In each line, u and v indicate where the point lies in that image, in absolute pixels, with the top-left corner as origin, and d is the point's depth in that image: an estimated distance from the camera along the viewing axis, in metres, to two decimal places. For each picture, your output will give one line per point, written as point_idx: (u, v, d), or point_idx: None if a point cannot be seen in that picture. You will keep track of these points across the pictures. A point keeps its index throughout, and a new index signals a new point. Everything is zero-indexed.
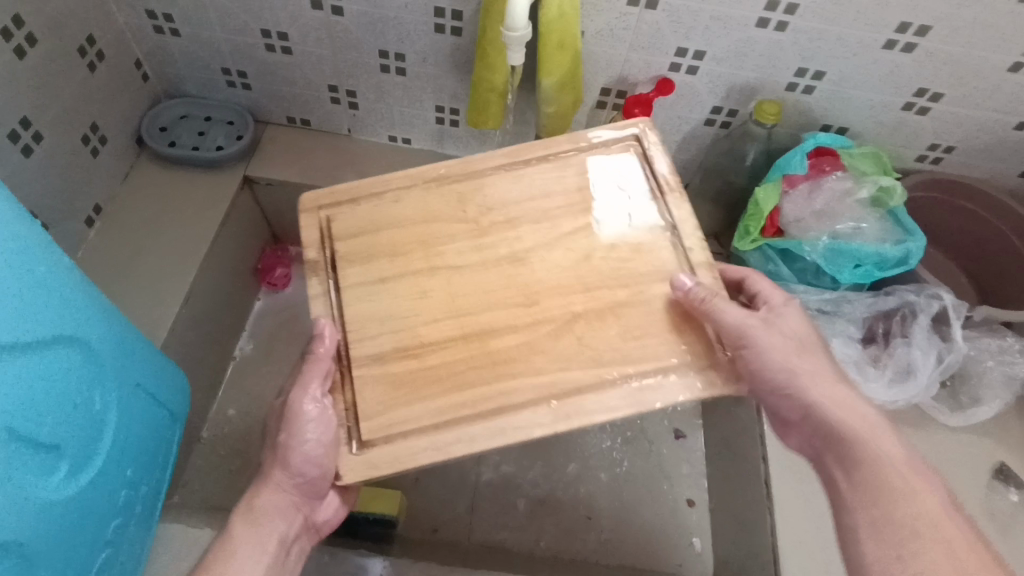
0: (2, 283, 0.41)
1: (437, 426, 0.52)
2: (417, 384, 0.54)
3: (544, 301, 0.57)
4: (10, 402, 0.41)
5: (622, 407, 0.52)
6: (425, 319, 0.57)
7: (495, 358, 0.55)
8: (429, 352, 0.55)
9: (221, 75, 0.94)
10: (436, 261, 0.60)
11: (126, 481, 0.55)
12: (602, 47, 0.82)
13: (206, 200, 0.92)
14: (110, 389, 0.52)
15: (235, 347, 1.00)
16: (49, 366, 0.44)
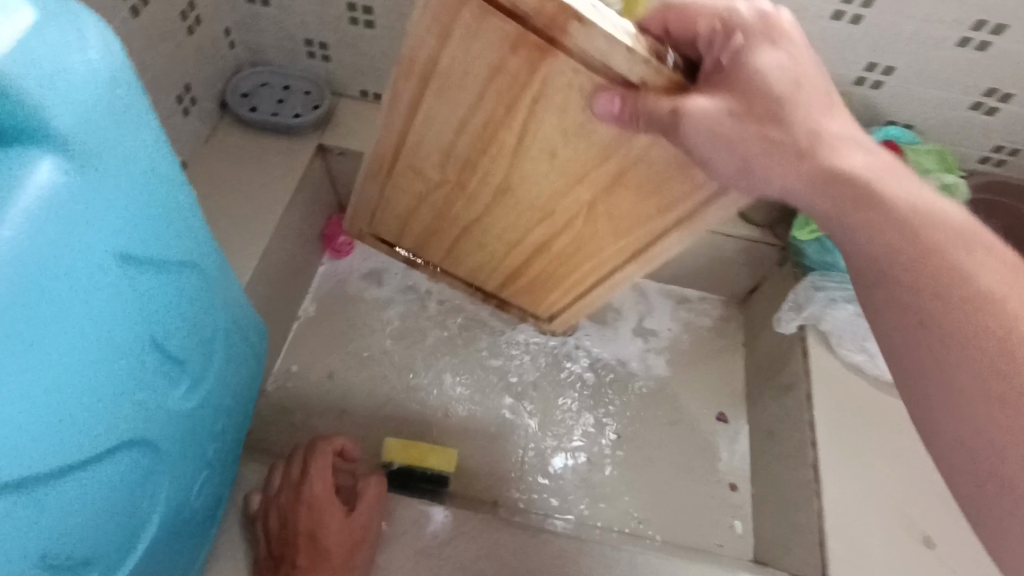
0: (152, 202, 0.44)
1: (580, 288, 0.85)
2: (536, 288, 0.91)
3: (560, 204, 0.68)
4: (150, 313, 0.45)
5: (686, 236, 0.68)
6: (500, 247, 0.83)
7: (566, 248, 0.77)
8: (528, 262, 0.84)
9: (303, 46, 0.98)
10: (466, 223, 0.79)
11: (222, 408, 0.59)
12: None
13: (283, 164, 0.96)
14: (212, 315, 0.55)
15: (299, 308, 1.04)
16: (174, 287, 0.48)
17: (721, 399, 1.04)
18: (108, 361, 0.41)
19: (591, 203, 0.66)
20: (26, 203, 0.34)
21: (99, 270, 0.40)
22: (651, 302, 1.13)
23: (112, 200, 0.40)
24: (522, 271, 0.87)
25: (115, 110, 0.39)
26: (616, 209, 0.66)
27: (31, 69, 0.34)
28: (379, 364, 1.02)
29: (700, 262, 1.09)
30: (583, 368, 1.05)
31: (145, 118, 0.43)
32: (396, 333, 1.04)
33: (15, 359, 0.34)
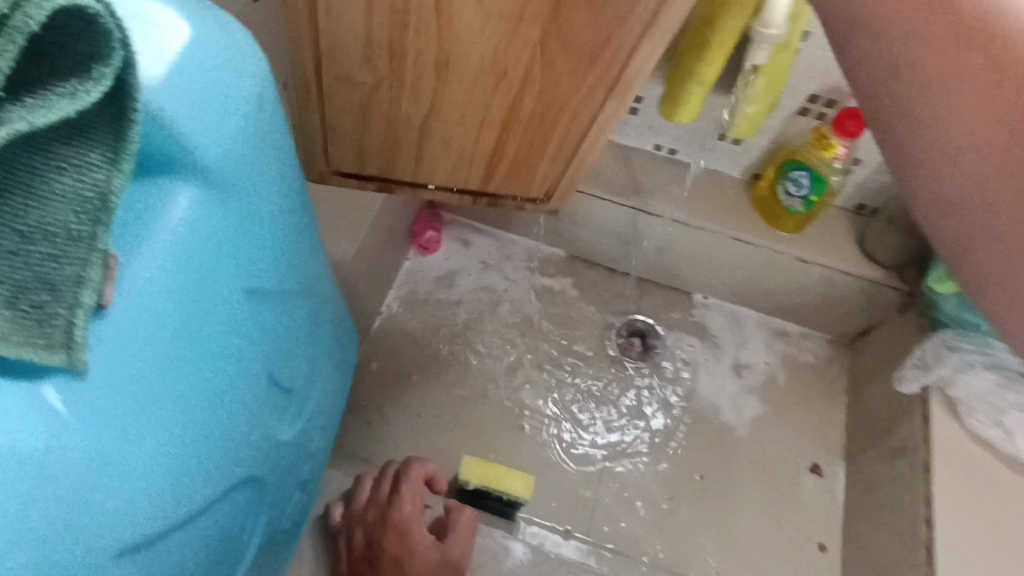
0: (282, 229, 0.41)
1: (564, 154, 0.66)
2: (523, 168, 0.67)
3: (507, 57, 0.54)
4: (270, 346, 0.42)
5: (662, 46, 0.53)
6: (454, 117, 0.61)
7: (541, 101, 0.58)
8: (496, 132, 0.62)
9: None
10: (415, 126, 0.62)
11: (318, 428, 0.57)
12: (825, 51, 0.76)
13: None
14: (321, 338, 0.53)
15: (383, 303, 1.02)
16: (293, 313, 0.45)
17: (815, 448, 0.97)
18: (229, 398, 0.38)
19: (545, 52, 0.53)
20: (162, 236, 0.32)
21: (229, 304, 0.37)
22: (747, 333, 1.06)
23: (247, 229, 0.37)
24: (495, 168, 0.67)
25: (259, 135, 0.36)
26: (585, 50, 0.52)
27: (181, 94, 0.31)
28: (459, 370, 0.99)
29: (810, 296, 1.00)
30: (657, 409, 0.99)
31: (285, 142, 0.39)
32: (477, 339, 1.01)
33: (140, 403, 0.32)
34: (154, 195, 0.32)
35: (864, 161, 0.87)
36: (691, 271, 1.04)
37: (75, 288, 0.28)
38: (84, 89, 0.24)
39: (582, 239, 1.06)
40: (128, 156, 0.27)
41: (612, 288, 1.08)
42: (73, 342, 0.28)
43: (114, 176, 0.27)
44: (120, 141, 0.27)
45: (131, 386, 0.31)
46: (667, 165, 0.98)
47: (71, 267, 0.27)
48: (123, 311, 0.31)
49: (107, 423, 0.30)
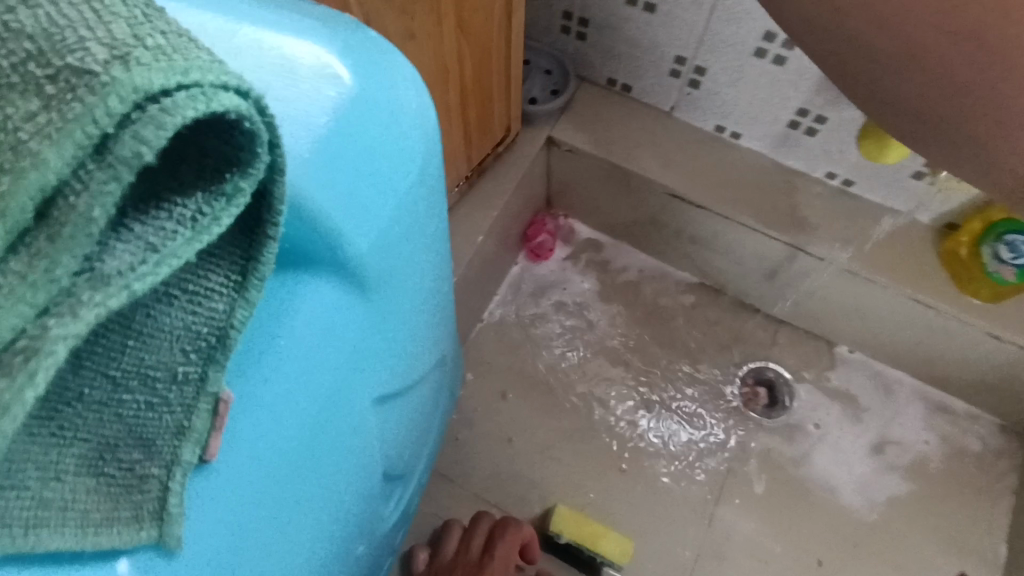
0: (419, 311, 0.34)
1: (506, 88, 0.68)
2: (491, 123, 0.70)
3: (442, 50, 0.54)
4: (393, 443, 0.36)
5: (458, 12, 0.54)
6: None
7: (476, 63, 0.60)
8: (470, 107, 0.63)
9: (560, 18, 0.83)
10: None
11: (421, 490, 0.51)
12: None
13: (508, 156, 0.83)
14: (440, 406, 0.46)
15: (486, 309, 0.94)
16: (423, 397, 0.39)
17: (965, 553, 0.82)
18: (344, 512, 0.33)
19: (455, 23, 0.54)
20: (289, 352, 0.26)
21: (357, 413, 0.31)
22: (897, 402, 0.90)
23: (384, 324, 0.31)
24: (472, 143, 0.69)
25: (409, 219, 0.29)
26: (469, 6, 0.54)
27: (328, 180, 0.24)
28: (558, 395, 0.90)
29: (990, 375, 0.83)
30: (760, 476, 0.86)
31: (437, 215, 0.32)
32: (582, 363, 0.92)
33: (244, 548, 0.27)
34: (284, 300, 0.26)
35: None
36: (842, 322, 0.89)
37: (174, 442, 0.23)
38: (207, 212, 0.21)
39: (716, 266, 0.93)
40: (253, 281, 0.22)
41: (741, 325, 0.95)
42: (167, 506, 0.23)
43: (234, 306, 0.23)
44: (248, 261, 0.22)
45: (233, 534, 0.26)
46: (839, 199, 0.82)
47: (170, 416, 0.23)
48: (234, 448, 0.25)
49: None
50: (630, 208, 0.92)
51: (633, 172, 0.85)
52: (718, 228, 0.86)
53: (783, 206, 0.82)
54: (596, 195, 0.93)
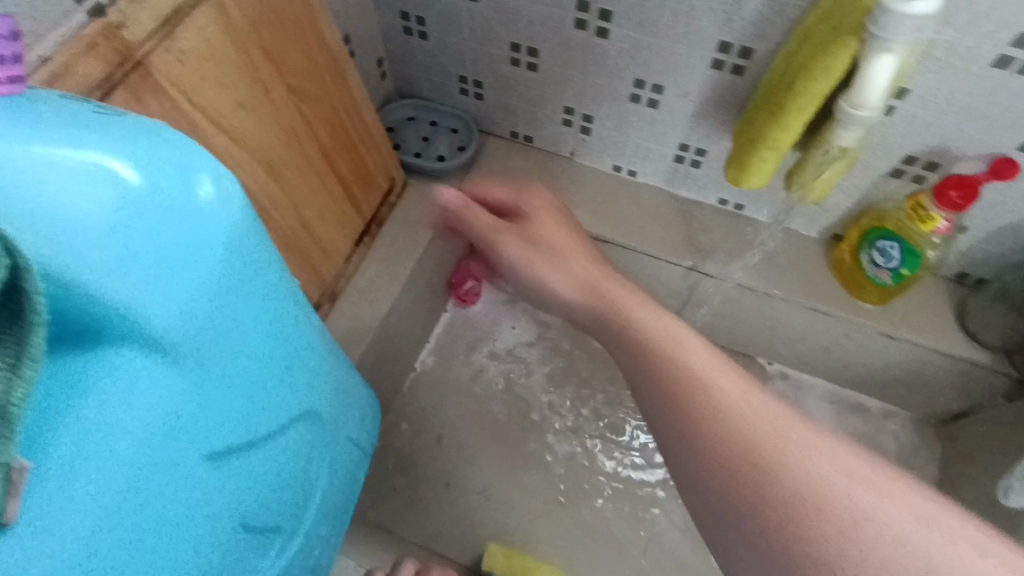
0: (257, 371, 0.37)
1: (371, 134, 0.78)
2: (366, 172, 0.80)
3: (288, 117, 0.64)
4: (247, 495, 0.39)
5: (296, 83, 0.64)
6: (308, 189, 0.70)
7: (327, 119, 0.70)
8: (336, 159, 0.73)
9: (456, 82, 0.88)
10: (304, 230, 0.71)
11: (320, 540, 0.53)
12: (929, 112, 0.64)
13: (419, 213, 0.88)
14: (327, 454, 0.49)
15: (417, 358, 0.97)
16: (286, 445, 0.42)
17: None
18: (197, 556, 0.36)
19: (289, 91, 0.63)
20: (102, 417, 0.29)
21: (193, 464, 0.34)
22: (815, 407, 0.95)
23: (212, 381, 0.34)
24: (354, 192, 0.78)
25: (222, 294, 0.33)
26: (295, 74, 0.63)
27: (124, 270, 0.28)
28: (493, 434, 0.93)
29: (895, 375, 0.88)
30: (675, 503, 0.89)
31: (269, 277, 0.36)
32: (516, 403, 0.95)
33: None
34: (93, 373, 0.29)
35: (967, 229, 0.74)
36: (757, 337, 0.93)
37: None
38: None
39: None
40: (28, 361, 0.25)
41: None
42: None
43: (14, 386, 0.25)
44: (20, 348, 0.25)
45: None
46: (733, 222, 0.88)
47: None
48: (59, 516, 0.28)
49: None
50: None
51: None
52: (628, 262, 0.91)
53: (682, 234, 0.88)
54: None
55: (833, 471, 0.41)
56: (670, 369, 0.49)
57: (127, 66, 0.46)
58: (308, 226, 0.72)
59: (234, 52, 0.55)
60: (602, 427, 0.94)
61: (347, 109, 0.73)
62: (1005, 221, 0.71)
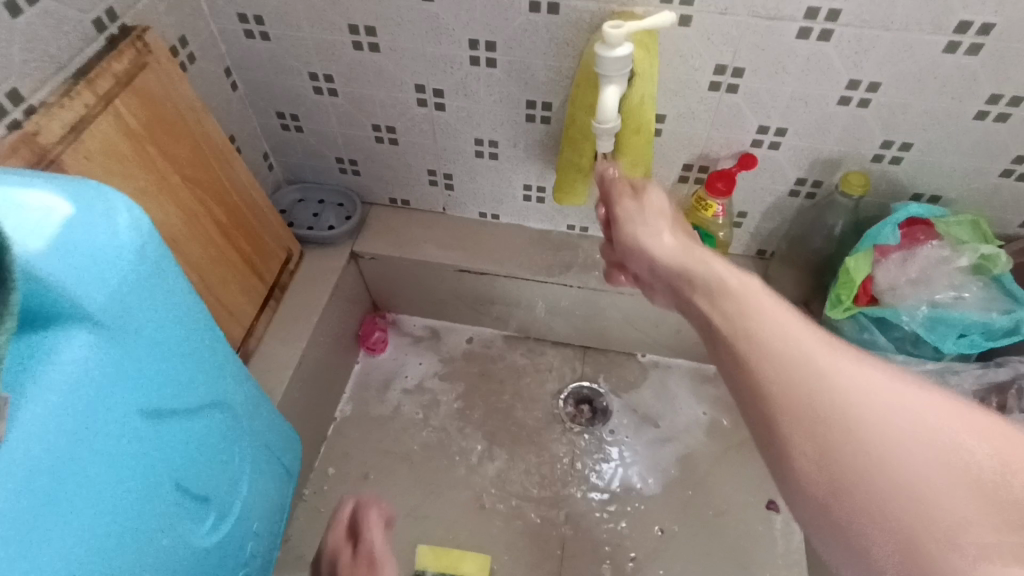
0: (168, 357, 0.49)
1: (263, 212, 0.92)
2: (262, 244, 0.93)
3: (184, 199, 0.77)
4: (170, 462, 0.49)
5: (189, 172, 0.78)
6: (209, 259, 0.82)
7: (219, 201, 0.83)
8: (232, 233, 0.86)
9: (334, 163, 1.05)
10: (209, 295, 0.82)
11: (251, 534, 0.62)
12: (684, 128, 0.87)
13: (317, 275, 1.01)
14: (240, 438, 0.59)
15: (336, 408, 1.07)
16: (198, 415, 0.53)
17: (764, 484, 1.02)
18: (129, 498, 0.45)
19: (182, 178, 0.76)
20: (53, 370, 0.39)
21: (126, 413, 0.45)
22: (686, 384, 1.12)
23: (137, 350, 0.46)
24: (253, 262, 0.91)
25: (137, 291, 0.45)
26: (187, 164, 0.77)
27: (69, 269, 0.40)
28: (413, 462, 1.02)
29: None
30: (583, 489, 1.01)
31: (170, 282, 0.48)
32: (430, 431, 1.06)
33: (40, 505, 0.38)
34: (45, 339, 0.39)
35: (747, 213, 0.97)
36: (626, 332, 1.10)
37: None
38: None
39: (520, 318, 1.13)
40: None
41: (557, 361, 1.15)
42: None
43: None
44: None
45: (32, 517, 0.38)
46: (582, 241, 1.07)
47: None
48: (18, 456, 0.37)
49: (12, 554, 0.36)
50: (436, 291, 1.11)
51: (427, 261, 1.06)
52: (504, 288, 1.07)
53: (542, 257, 1.05)
54: (408, 288, 1.12)
55: (961, 516, 0.36)
56: (805, 397, 0.43)
57: (42, 164, 0.60)
58: (212, 291, 0.83)
59: (131, 151, 0.69)
60: (511, 437, 1.06)
61: (237, 192, 0.87)
62: (768, 201, 0.94)
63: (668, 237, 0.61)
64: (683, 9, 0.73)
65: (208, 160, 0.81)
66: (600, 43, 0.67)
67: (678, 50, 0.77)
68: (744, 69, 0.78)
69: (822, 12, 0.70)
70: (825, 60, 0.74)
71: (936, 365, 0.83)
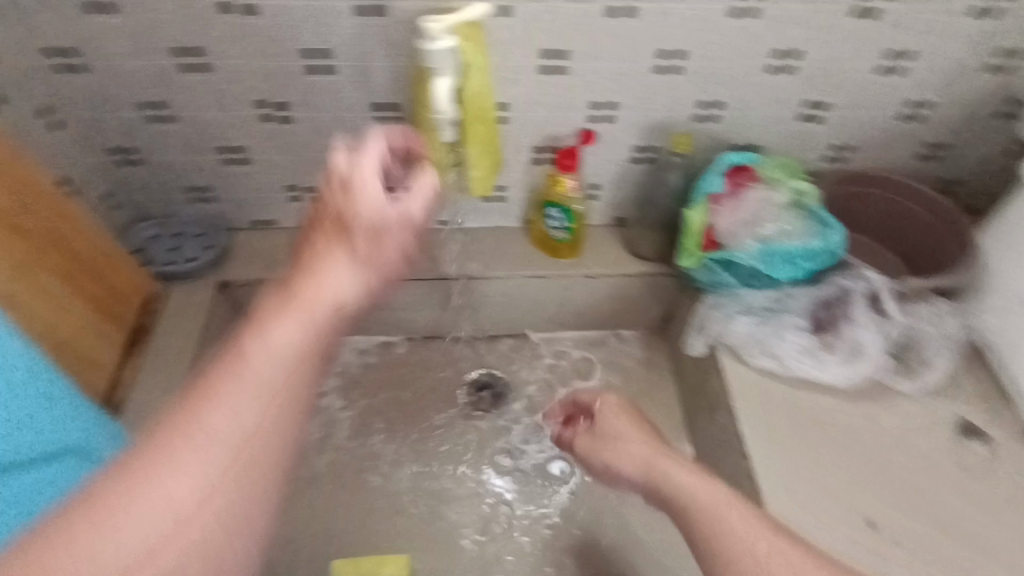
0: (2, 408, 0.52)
1: (112, 256, 0.87)
2: (117, 289, 0.88)
3: (15, 252, 0.72)
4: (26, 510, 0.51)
5: (16, 224, 0.72)
6: (54, 313, 0.76)
7: (59, 250, 0.78)
8: (78, 283, 0.81)
9: (186, 194, 1.00)
10: (60, 352, 0.77)
11: None
12: (527, 112, 0.92)
13: (183, 311, 0.96)
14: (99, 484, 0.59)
15: None
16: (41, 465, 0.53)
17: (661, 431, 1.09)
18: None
19: (8, 231, 0.71)
20: None
21: None
22: (578, 354, 1.17)
23: None
24: (109, 309, 0.86)
25: None
26: (12, 215, 0.72)
27: None
28: (319, 483, 1.00)
29: (613, 306, 1.13)
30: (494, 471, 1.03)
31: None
32: (334, 449, 1.04)
33: None
34: None
35: (601, 185, 1.04)
36: (513, 315, 1.14)
37: None
38: None
39: (409, 320, 1.14)
40: None
41: (452, 356, 1.17)
42: None
43: None
44: None
45: None
46: (456, 235, 1.10)
47: None
48: None
49: None
50: None
51: None
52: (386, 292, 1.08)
53: (418, 256, 1.07)
54: None
55: None
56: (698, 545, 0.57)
57: None
58: (64, 347, 0.78)
59: None
60: (417, 438, 1.07)
61: (78, 238, 0.81)
62: (616, 171, 1.01)
63: (636, 445, 0.69)
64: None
65: (37, 208, 0.76)
66: (423, 38, 0.73)
67: (504, 39, 0.82)
68: (568, 50, 0.83)
69: None
70: (634, 33, 0.82)
71: (776, 292, 0.94)
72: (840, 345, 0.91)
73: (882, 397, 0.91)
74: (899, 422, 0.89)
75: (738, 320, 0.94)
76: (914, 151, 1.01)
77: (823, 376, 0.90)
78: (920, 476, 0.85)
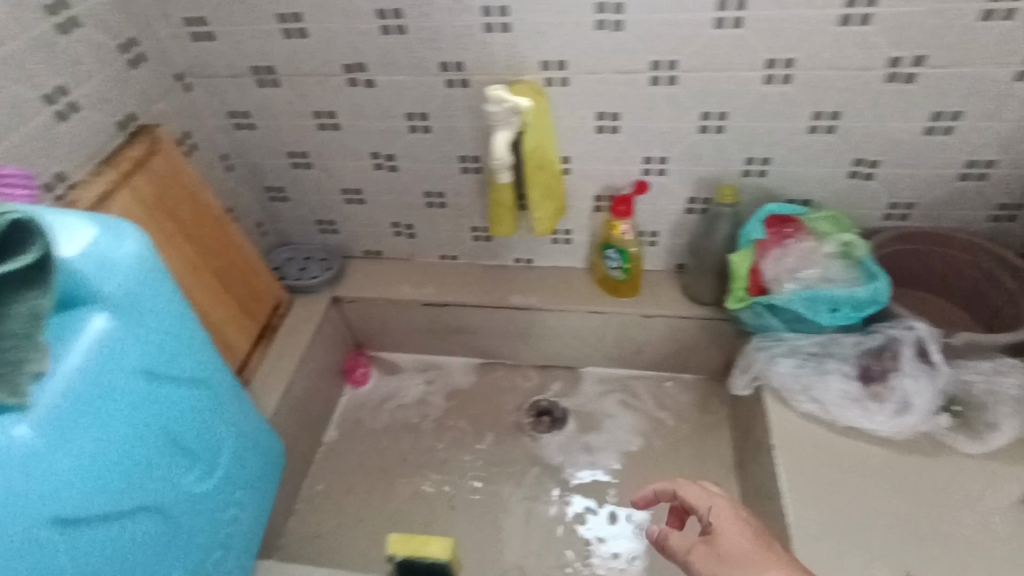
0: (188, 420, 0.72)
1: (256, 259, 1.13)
2: (255, 285, 1.14)
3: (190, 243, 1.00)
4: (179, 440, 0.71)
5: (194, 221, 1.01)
6: (205, 294, 1.02)
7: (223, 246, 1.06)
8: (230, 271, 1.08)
9: (316, 225, 1.28)
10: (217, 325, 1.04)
11: (234, 498, 0.80)
12: (589, 164, 1.06)
13: (304, 318, 1.21)
14: (261, 489, 0.86)
15: (324, 434, 1.23)
16: (228, 467, 0.79)
17: (711, 470, 1.10)
18: (165, 459, 0.69)
19: (185, 236, 0.99)
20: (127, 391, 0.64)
21: (144, 428, 0.66)
22: (635, 391, 1.24)
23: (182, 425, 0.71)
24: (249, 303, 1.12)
25: (174, 344, 0.70)
26: (194, 229, 1.01)
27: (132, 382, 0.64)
28: (389, 472, 1.17)
29: (670, 346, 1.20)
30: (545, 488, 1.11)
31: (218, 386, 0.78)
32: (406, 445, 1.20)
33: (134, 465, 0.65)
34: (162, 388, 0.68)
35: (659, 233, 1.14)
36: (577, 348, 1.25)
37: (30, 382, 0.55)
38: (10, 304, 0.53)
39: (483, 345, 1.29)
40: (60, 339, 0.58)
41: (519, 380, 1.28)
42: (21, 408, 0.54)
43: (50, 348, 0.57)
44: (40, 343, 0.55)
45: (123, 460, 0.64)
46: (530, 272, 1.25)
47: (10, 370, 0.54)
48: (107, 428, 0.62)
49: (132, 460, 0.65)
50: (409, 327, 1.29)
51: (397, 298, 1.24)
52: (464, 316, 1.24)
53: (493, 286, 1.23)
54: (386, 325, 1.29)
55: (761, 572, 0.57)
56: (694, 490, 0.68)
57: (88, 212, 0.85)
58: (221, 323, 1.06)
59: (143, 214, 0.92)
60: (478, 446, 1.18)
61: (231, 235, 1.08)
62: (672, 219, 1.11)
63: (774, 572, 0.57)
64: (558, 72, 0.94)
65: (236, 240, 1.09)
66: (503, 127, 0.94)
67: (562, 103, 0.98)
68: (620, 114, 0.98)
69: (663, 65, 0.91)
70: (676, 98, 0.94)
71: (819, 338, 0.97)
72: (890, 396, 0.90)
73: (940, 455, 0.88)
74: (961, 482, 0.85)
75: (781, 360, 0.97)
76: (985, 212, 1.00)
77: (869, 424, 0.89)
78: (979, 537, 0.80)
